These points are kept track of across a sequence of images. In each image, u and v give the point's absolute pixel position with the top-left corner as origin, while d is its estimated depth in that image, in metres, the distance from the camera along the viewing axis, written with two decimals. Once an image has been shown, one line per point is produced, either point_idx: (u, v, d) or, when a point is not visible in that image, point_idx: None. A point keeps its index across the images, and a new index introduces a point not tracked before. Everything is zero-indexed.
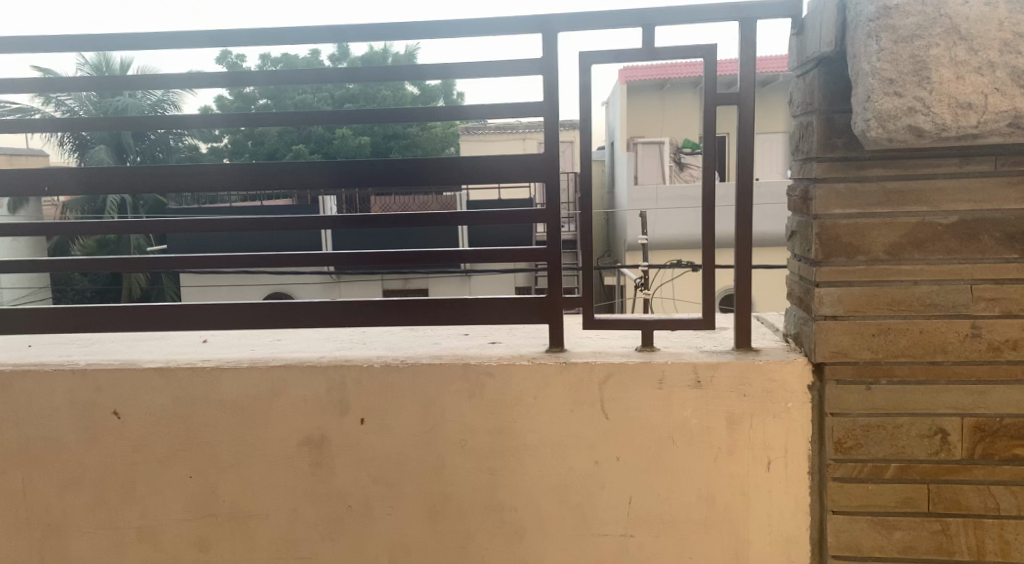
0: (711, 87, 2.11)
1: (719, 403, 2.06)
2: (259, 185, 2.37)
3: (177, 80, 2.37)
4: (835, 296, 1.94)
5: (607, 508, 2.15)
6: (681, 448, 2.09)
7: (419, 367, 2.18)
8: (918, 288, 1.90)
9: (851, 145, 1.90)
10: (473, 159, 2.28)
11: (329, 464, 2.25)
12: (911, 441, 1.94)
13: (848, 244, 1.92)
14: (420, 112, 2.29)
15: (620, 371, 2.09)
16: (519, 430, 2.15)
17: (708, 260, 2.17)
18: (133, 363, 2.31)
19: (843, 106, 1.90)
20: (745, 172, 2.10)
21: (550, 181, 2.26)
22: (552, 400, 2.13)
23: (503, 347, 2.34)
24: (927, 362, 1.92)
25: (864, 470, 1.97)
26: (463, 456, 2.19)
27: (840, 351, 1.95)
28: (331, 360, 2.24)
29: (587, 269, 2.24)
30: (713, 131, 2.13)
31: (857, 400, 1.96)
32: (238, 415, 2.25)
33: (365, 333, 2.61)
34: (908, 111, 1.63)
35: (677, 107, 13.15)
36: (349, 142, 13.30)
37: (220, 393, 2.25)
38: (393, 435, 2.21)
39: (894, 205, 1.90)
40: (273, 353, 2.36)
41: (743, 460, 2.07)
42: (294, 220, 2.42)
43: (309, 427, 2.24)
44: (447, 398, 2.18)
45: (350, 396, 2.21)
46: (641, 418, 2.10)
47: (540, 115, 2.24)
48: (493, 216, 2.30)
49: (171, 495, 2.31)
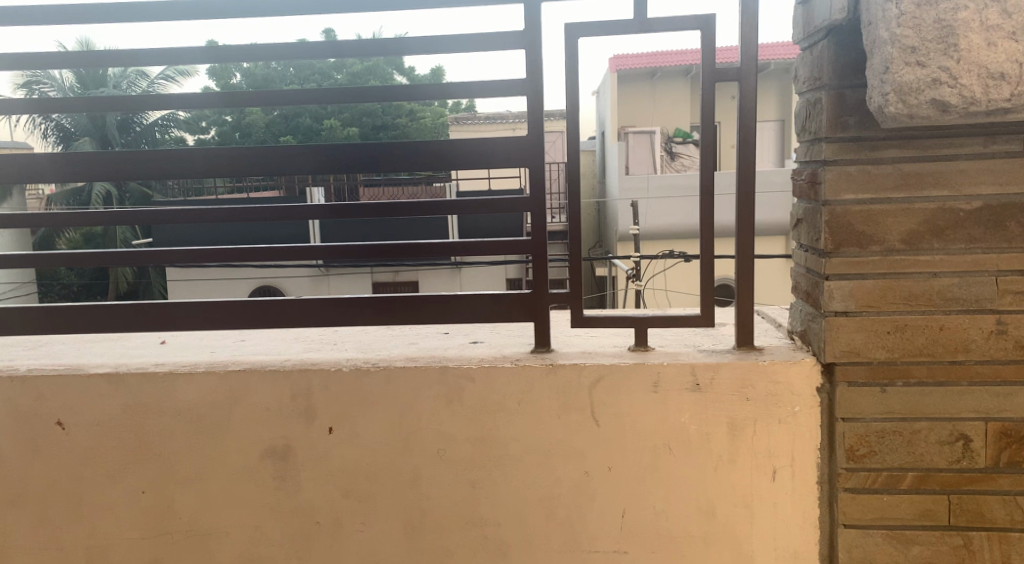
0: (709, 62, 1.93)
1: (719, 408, 1.89)
2: (217, 173, 2.17)
3: (125, 59, 2.16)
4: (846, 290, 1.77)
5: (599, 522, 1.98)
6: (678, 457, 1.92)
7: (392, 371, 1.99)
8: (937, 280, 1.73)
9: (864, 124, 1.72)
10: (448, 143, 2.09)
11: (296, 477, 2.06)
12: (930, 448, 1.77)
13: (860, 233, 1.75)
14: (391, 92, 2.11)
15: (611, 373, 1.92)
16: (502, 439, 1.98)
17: (705, 250, 1.99)
18: (78, 369, 2.11)
19: (854, 80, 1.72)
20: (746, 154, 1.92)
21: (534, 166, 2.08)
22: (538, 405, 1.95)
23: (485, 348, 2.16)
24: (947, 362, 1.75)
25: (878, 480, 1.80)
26: (441, 467, 2.01)
27: (851, 350, 1.78)
28: (296, 364, 2.05)
29: (574, 262, 2.05)
30: (712, 110, 1.95)
31: (870, 404, 1.79)
32: (195, 423, 2.07)
33: (337, 333, 2.43)
34: (932, 83, 1.45)
35: (669, 95, 12.98)
36: (337, 133, 12.94)
37: (175, 402, 2.06)
38: (364, 444, 2.03)
39: (911, 189, 1.72)
40: (234, 356, 2.17)
41: (746, 469, 1.90)
42: (256, 210, 2.23)
43: (273, 437, 2.05)
44: (423, 404, 2.00)
45: (317, 403, 2.03)
46: (634, 425, 1.92)
47: (522, 93, 2.05)
48: (472, 205, 2.11)
49: (123, 512, 2.12)
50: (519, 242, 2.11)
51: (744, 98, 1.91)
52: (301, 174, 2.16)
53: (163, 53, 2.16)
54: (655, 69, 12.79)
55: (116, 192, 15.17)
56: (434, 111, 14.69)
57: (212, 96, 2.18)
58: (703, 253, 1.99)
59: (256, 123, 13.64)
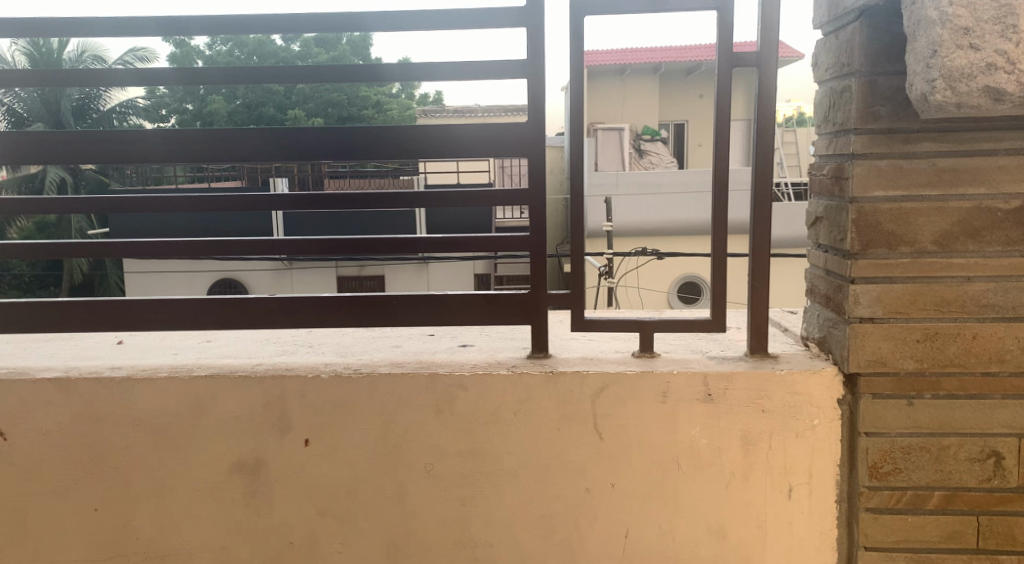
0: (724, 46, 1.78)
1: (732, 420, 1.75)
2: (179, 156, 1.95)
3: (74, 27, 1.93)
4: (874, 294, 1.63)
5: (601, 543, 1.82)
6: (686, 473, 1.77)
7: (375, 379, 1.80)
8: (971, 285, 1.60)
9: (897, 115, 1.58)
10: (437, 129, 1.91)
11: (267, 494, 1.86)
12: (959, 465, 1.65)
13: (890, 233, 1.62)
14: (377, 71, 1.92)
15: (617, 382, 1.76)
16: (496, 452, 1.80)
17: (717, 251, 1.84)
18: (21, 373, 1.88)
19: (887, 67, 1.59)
20: (764, 146, 1.78)
21: (531, 155, 1.91)
22: (536, 416, 1.78)
23: (476, 352, 1.98)
24: (980, 374, 1.63)
25: (902, 499, 1.68)
26: (429, 483, 1.83)
27: (877, 359, 1.65)
28: (267, 370, 1.85)
29: (575, 260, 1.89)
30: (727, 98, 1.80)
31: (896, 418, 1.66)
32: (154, 435, 1.85)
33: (312, 334, 2.23)
34: (987, 69, 1.32)
35: (639, 91, 12.93)
36: (302, 122, 12.60)
37: (132, 410, 1.84)
38: (344, 459, 1.84)
39: (946, 187, 1.59)
40: (198, 359, 1.96)
41: (760, 487, 1.76)
42: (223, 198, 2.01)
43: (242, 450, 1.85)
44: (409, 415, 1.81)
45: (290, 413, 1.83)
46: (640, 438, 1.77)
47: (521, 76, 1.89)
48: (465, 197, 1.94)
49: (72, 532, 1.90)
50: (516, 238, 1.93)
51: (762, 86, 1.76)
52: (276, 159, 1.95)
53: (119, 22, 1.93)
54: (626, 64, 12.71)
55: (71, 179, 14.50)
56: (401, 103, 14.43)
57: (175, 71, 1.95)
58: (716, 253, 1.85)
59: (217, 111, 13.19)
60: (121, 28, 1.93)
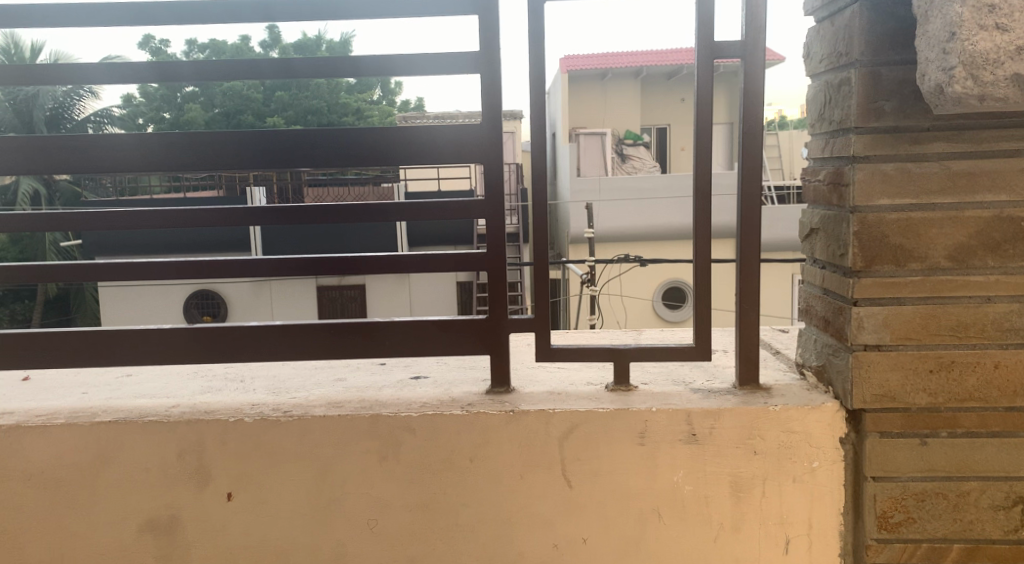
0: (704, 36, 1.56)
1: (720, 464, 1.52)
2: (82, 165, 1.70)
3: None
4: (880, 318, 1.41)
5: None
6: (669, 525, 1.54)
7: (308, 421, 1.55)
8: (992, 307, 1.39)
9: (904, 110, 1.37)
10: (380, 132, 1.67)
11: (185, 556, 1.60)
12: (981, 513, 1.44)
13: (898, 247, 1.40)
14: (312, 69, 1.68)
15: (588, 422, 1.52)
16: (450, 503, 1.56)
17: (700, 268, 1.62)
18: None
19: (892, 55, 1.37)
20: (751, 148, 1.56)
21: (487, 161, 1.68)
22: (495, 462, 1.54)
23: (429, 386, 1.74)
24: (1003, 408, 1.41)
25: (916, 553, 1.46)
26: (372, 540, 1.59)
27: (885, 393, 1.43)
28: (183, 413, 1.59)
29: (539, 281, 1.66)
30: (708, 95, 1.58)
31: (908, 460, 1.44)
32: (51, 492, 1.58)
33: (247, 366, 1.97)
34: (1017, 52, 1.11)
35: (620, 96, 12.76)
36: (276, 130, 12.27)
37: (24, 463, 1.57)
38: (273, 514, 1.58)
39: (962, 194, 1.38)
40: (108, 400, 1.70)
41: (753, 540, 1.54)
42: (136, 213, 1.76)
43: (155, 506, 1.59)
44: (348, 463, 1.56)
45: (210, 463, 1.57)
46: (616, 486, 1.53)
47: (475, 71, 1.66)
48: (412, 211, 1.70)
49: None
50: (472, 256, 1.70)
51: (748, 79, 1.54)
52: (194, 168, 1.70)
53: (9, 13, 1.67)
54: (607, 69, 12.54)
55: (43, 192, 14.02)
56: (381, 109, 14.18)
57: (77, 70, 1.70)
58: (698, 270, 1.62)
59: (192, 119, 12.83)
60: (10, 20, 1.67)
